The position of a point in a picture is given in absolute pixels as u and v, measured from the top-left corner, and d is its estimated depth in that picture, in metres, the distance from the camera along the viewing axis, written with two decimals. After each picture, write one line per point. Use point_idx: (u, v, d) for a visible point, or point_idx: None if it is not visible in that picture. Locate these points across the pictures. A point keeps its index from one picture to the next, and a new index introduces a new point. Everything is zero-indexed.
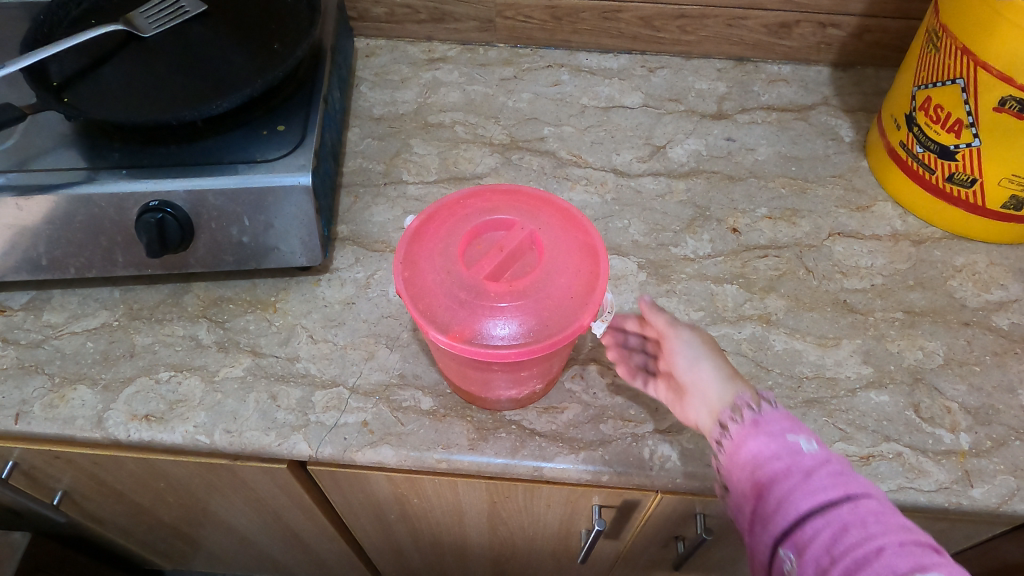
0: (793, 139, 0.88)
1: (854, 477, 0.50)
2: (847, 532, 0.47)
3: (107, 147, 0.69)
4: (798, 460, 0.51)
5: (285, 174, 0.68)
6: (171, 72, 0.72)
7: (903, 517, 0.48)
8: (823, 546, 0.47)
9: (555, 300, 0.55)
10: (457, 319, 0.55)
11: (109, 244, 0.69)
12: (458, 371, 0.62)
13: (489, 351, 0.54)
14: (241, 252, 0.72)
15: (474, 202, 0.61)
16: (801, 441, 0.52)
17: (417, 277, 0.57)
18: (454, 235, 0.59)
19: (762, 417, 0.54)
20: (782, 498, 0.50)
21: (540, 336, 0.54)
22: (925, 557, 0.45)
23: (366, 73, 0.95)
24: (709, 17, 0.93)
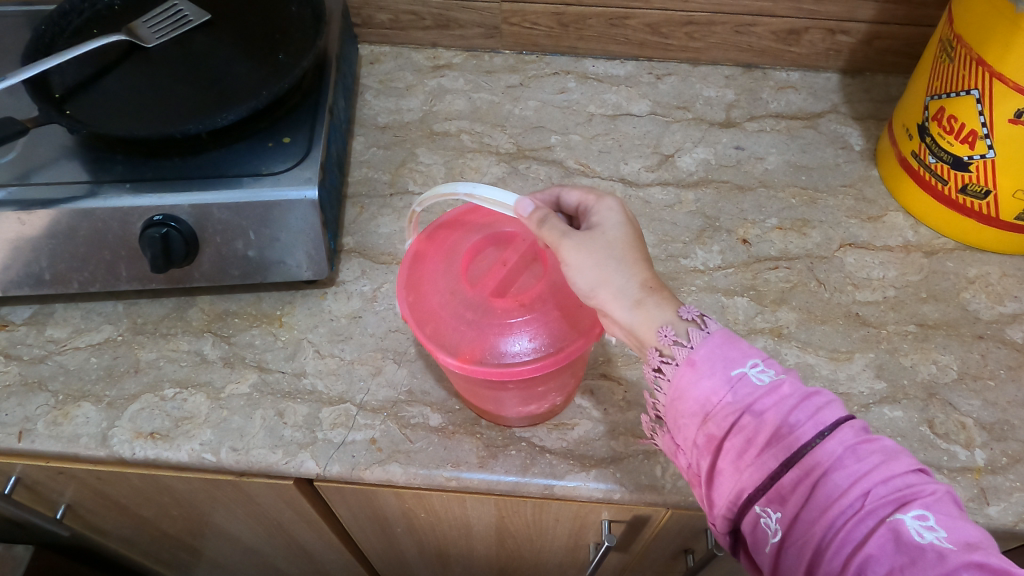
0: (802, 148, 0.88)
1: (815, 405, 0.48)
2: (826, 476, 0.45)
3: (110, 160, 0.68)
4: (749, 400, 0.48)
5: (291, 187, 0.67)
6: (175, 83, 0.71)
7: (874, 441, 0.47)
8: (801, 498, 0.46)
9: (563, 314, 0.56)
10: (467, 341, 0.55)
11: (113, 258, 0.68)
12: (470, 392, 0.63)
13: (501, 372, 0.54)
14: (247, 266, 0.71)
15: (472, 216, 0.62)
16: (755, 376, 0.49)
17: (423, 299, 0.57)
18: (456, 254, 0.60)
19: (703, 352, 0.51)
20: (748, 452, 0.48)
21: (551, 353, 0.55)
22: (905, 487, 0.44)
23: (370, 81, 0.94)
24: (718, 24, 0.92)
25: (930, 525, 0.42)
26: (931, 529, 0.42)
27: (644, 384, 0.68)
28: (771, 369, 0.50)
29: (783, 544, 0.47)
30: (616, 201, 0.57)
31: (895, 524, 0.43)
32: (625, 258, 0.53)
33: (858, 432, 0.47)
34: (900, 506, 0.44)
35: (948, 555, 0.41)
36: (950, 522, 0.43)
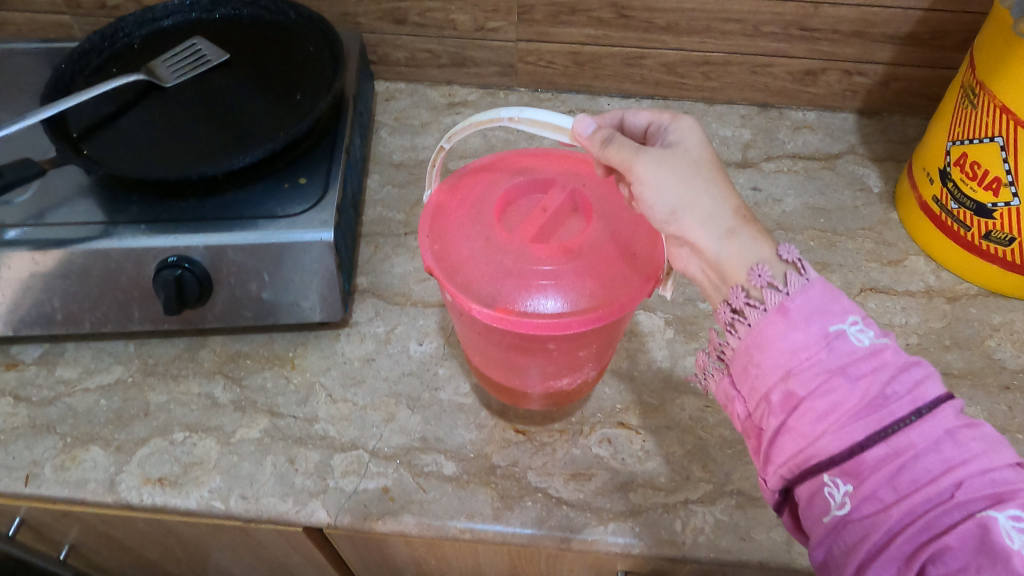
0: (820, 190, 0.87)
1: (915, 379, 0.45)
2: (917, 458, 0.42)
3: (125, 201, 0.68)
4: (847, 360, 0.45)
5: (306, 229, 0.66)
6: (193, 124, 0.71)
7: (975, 429, 0.44)
8: (886, 475, 0.43)
9: (600, 264, 0.54)
10: (500, 291, 0.53)
11: (125, 299, 0.68)
12: (498, 359, 0.61)
13: (536, 325, 0.52)
14: (260, 307, 0.70)
15: (501, 170, 0.61)
16: (853, 337, 0.45)
17: (450, 251, 0.56)
18: (486, 205, 0.58)
19: (795, 304, 0.47)
20: (834, 415, 0.44)
21: (590, 306, 0.52)
22: (1006, 485, 0.41)
23: (385, 118, 0.95)
24: (734, 65, 0.92)
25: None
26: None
27: (663, 433, 0.66)
28: (871, 330, 0.46)
29: (848, 517, 0.44)
30: (693, 120, 0.55)
31: (984, 519, 0.40)
32: (713, 180, 0.51)
33: (956, 415, 0.44)
34: (996, 503, 0.41)
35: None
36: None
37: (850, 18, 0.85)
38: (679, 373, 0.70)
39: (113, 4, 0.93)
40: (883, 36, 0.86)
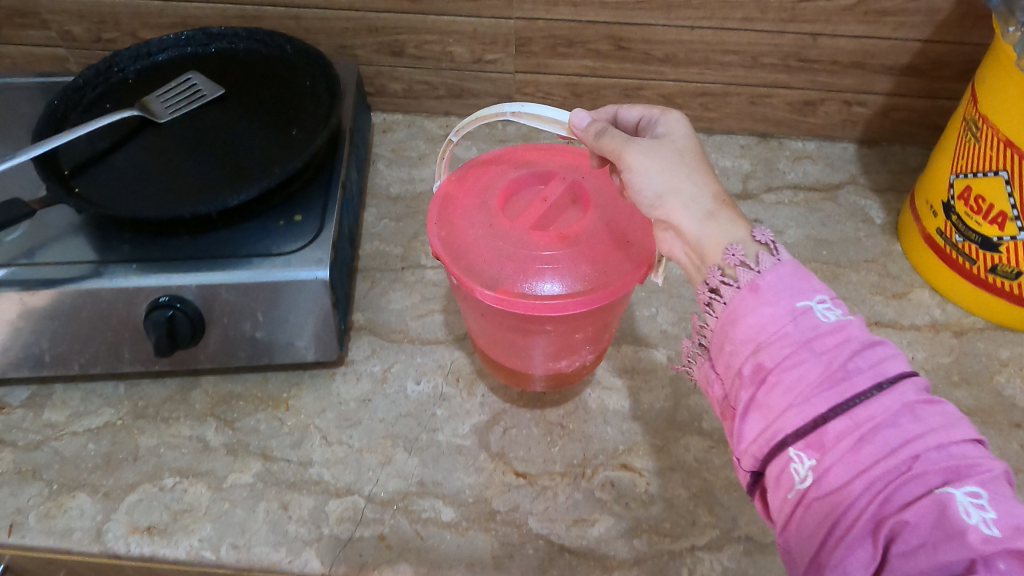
0: (822, 221, 0.86)
1: (879, 356, 0.43)
2: (877, 431, 0.40)
3: (117, 239, 0.67)
4: (812, 334, 0.44)
5: (301, 268, 0.65)
6: (187, 160, 0.70)
7: (936, 406, 0.42)
8: (847, 449, 0.41)
9: (597, 249, 0.58)
10: (501, 272, 0.57)
11: (116, 340, 0.66)
12: (499, 340, 0.65)
13: (535, 304, 0.55)
14: (254, 347, 0.68)
15: (507, 163, 0.65)
16: (817, 311, 0.44)
17: (456, 236, 0.60)
18: (490, 194, 0.62)
19: (764, 282, 0.46)
20: (799, 388, 0.43)
21: (585, 288, 0.56)
22: (966, 462, 0.39)
23: (382, 150, 0.94)
24: (732, 95, 0.92)
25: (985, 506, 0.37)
26: (985, 508, 0.37)
27: (667, 475, 0.64)
28: (839, 308, 0.45)
29: (810, 495, 0.42)
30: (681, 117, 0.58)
31: (941, 496, 0.38)
32: (696, 169, 0.53)
33: (920, 392, 0.42)
34: (953, 478, 0.38)
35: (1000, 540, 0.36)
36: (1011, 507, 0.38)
37: (849, 49, 0.84)
38: (682, 412, 0.69)
39: (109, 37, 0.92)
40: (883, 67, 0.86)
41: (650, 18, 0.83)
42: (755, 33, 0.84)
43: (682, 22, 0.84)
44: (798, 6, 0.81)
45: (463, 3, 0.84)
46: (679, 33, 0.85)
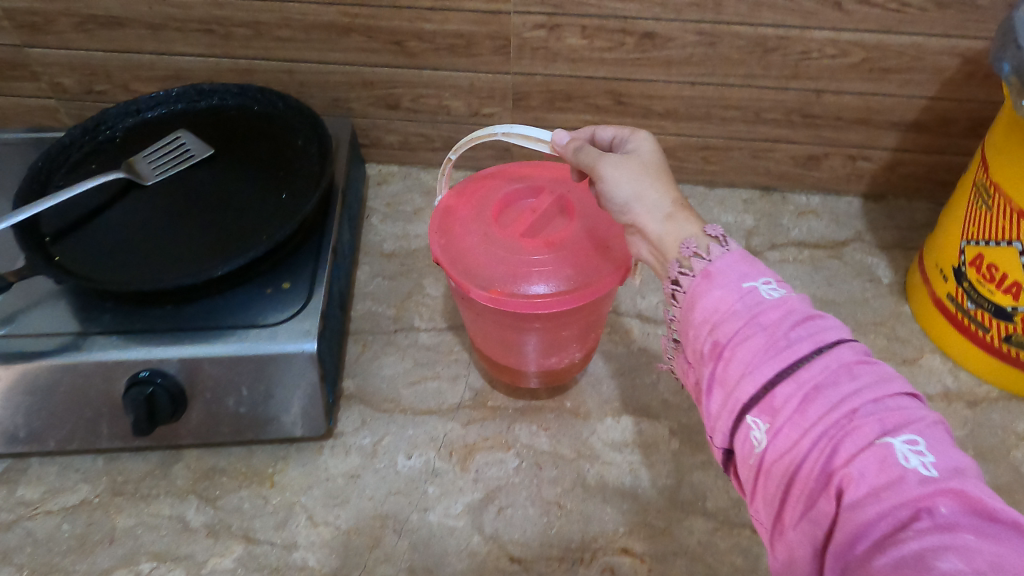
0: (828, 280, 0.84)
1: (818, 324, 0.42)
2: (818, 391, 0.39)
3: (99, 309, 0.65)
4: (758, 311, 0.43)
5: (288, 341, 0.63)
6: (171, 225, 0.68)
7: (872, 365, 0.41)
8: (795, 411, 0.39)
9: (584, 254, 0.61)
10: (496, 273, 0.60)
11: (94, 415, 0.63)
12: (494, 337, 0.68)
13: (527, 302, 0.59)
14: (238, 423, 0.65)
15: (502, 177, 0.69)
16: (761, 289, 0.43)
17: (453, 242, 0.63)
18: (487, 204, 0.65)
19: (718, 268, 0.45)
20: (750, 364, 0.41)
21: (574, 287, 0.59)
22: (903, 414, 0.38)
23: (377, 204, 0.92)
24: (735, 150, 0.90)
25: (921, 455, 0.36)
26: (920, 455, 0.36)
27: (670, 561, 0.61)
28: (783, 286, 0.44)
29: (766, 460, 0.40)
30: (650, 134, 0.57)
31: (882, 447, 0.36)
32: (658, 179, 0.53)
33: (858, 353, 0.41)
34: (890, 429, 0.37)
35: (937, 485, 0.35)
36: (945, 453, 0.37)
37: (854, 105, 0.83)
38: (685, 490, 0.66)
39: (100, 89, 0.91)
40: (888, 123, 0.84)
41: (650, 74, 0.82)
42: (758, 89, 0.82)
43: (683, 78, 0.82)
44: (801, 63, 0.79)
45: (459, 58, 0.82)
46: (680, 89, 0.83)
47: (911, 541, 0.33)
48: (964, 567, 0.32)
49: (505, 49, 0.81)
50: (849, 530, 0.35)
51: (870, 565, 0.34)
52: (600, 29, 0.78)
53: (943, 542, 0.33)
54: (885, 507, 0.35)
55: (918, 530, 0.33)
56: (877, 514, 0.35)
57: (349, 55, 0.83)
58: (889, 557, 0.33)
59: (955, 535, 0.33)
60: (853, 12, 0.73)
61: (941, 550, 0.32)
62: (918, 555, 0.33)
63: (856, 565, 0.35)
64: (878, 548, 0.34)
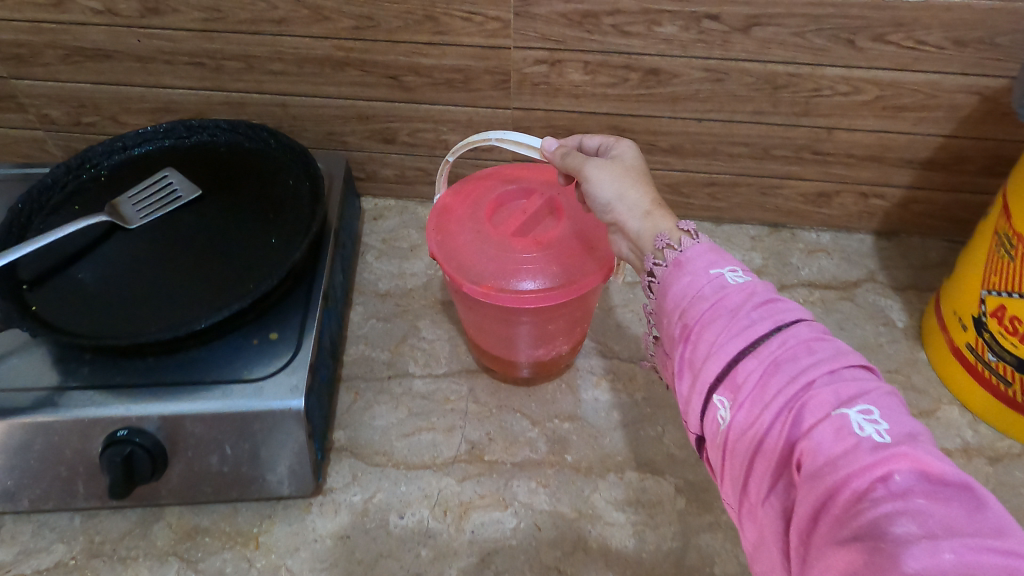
0: (839, 324, 0.80)
1: (780, 306, 0.43)
2: (777, 366, 0.40)
3: (77, 362, 0.62)
4: (723, 295, 0.44)
5: (273, 397, 0.60)
6: (154, 270, 0.65)
7: (830, 342, 0.41)
8: (757, 387, 0.40)
9: (570, 254, 0.63)
10: (487, 269, 0.62)
11: (69, 474, 0.60)
12: (487, 331, 0.70)
13: (516, 297, 0.61)
14: (221, 482, 0.62)
15: (496, 179, 0.71)
16: (726, 275, 0.45)
17: (449, 241, 0.65)
18: (481, 204, 0.68)
19: (688, 257, 0.48)
20: (715, 346, 0.43)
21: (560, 284, 0.61)
22: (859, 386, 0.38)
23: (372, 239, 0.89)
24: (742, 186, 0.87)
25: (876, 424, 0.35)
26: (873, 422, 0.35)
27: None
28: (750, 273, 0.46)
29: (733, 437, 0.41)
30: (634, 147, 0.61)
31: (834, 417, 0.36)
32: (640, 183, 0.56)
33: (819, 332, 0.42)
34: (845, 399, 0.37)
35: (890, 450, 0.34)
36: (901, 421, 0.36)
37: (866, 142, 0.80)
38: (692, 554, 0.62)
39: (88, 121, 0.88)
40: (902, 160, 0.81)
41: (655, 110, 0.79)
42: (767, 126, 0.79)
43: (689, 114, 0.79)
44: (812, 100, 0.76)
45: (457, 93, 0.80)
46: (686, 124, 0.80)
47: (864, 507, 0.32)
48: (917, 531, 0.30)
49: (504, 84, 0.78)
50: (808, 500, 0.35)
51: (826, 535, 0.33)
52: (603, 65, 0.75)
53: (896, 507, 0.31)
54: (840, 475, 0.34)
55: (870, 495, 0.32)
56: (832, 483, 0.34)
57: (343, 89, 0.81)
58: (844, 524, 0.32)
59: (908, 500, 0.32)
60: (866, 49, 0.70)
61: (893, 514, 0.31)
62: (871, 521, 0.31)
63: (814, 536, 0.34)
64: (833, 518, 0.33)
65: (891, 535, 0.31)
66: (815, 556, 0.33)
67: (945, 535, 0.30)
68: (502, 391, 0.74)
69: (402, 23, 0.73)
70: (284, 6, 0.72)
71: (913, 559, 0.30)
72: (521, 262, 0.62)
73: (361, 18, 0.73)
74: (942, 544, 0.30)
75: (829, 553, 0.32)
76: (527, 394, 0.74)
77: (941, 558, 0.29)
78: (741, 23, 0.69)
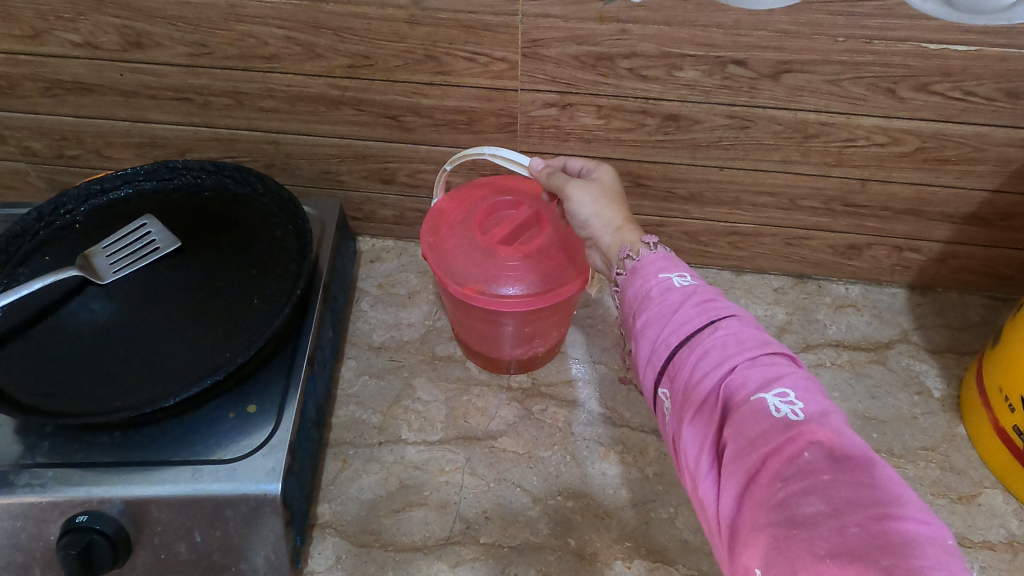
0: (870, 392, 0.74)
1: (717, 305, 0.43)
2: (707, 356, 0.40)
3: (39, 434, 0.57)
4: (666, 297, 0.45)
5: (246, 481, 0.54)
6: (124, 332, 0.60)
7: (760, 334, 0.41)
8: (692, 379, 0.40)
9: (554, 266, 0.62)
10: (471, 272, 0.61)
11: (24, 560, 0.54)
12: (473, 330, 0.70)
13: (497, 302, 0.60)
14: (190, 570, 0.56)
15: (490, 184, 0.69)
16: (671, 277, 0.46)
17: (438, 243, 0.64)
18: (473, 210, 0.66)
19: (641, 263, 0.48)
20: (660, 347, 0.43)
21: (543, 290, 0.61)
22: (779, 370, 0.38)
23: (368, 284, 0.84)
24: (766, 236, 0.81)
25: (791, 404, 0.35)
26: (787, 403, 0.35)
27: None
28: (695, 277, 0.46)
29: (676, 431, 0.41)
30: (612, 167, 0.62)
31: (752, 402, 0.36)
32: (614, 199, 0.57)
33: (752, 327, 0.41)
34: (765, 383, 0.37)
35: (800, 430, 0.33)
36: (816, 401, 0.35)
37: (904, 196, 0.73)
38: None
39: (71, 154, 0.82)
40: (942, 215, 0.75)
41: (673, 157, 0.73)
42: (796, 175, 0.73)
43: (711, 162, 0.73)
44: (845, 150, 0.69)
45: (460, 134, 0.74)
46: (707, 172, 0.74)
47: (777, 487, 0.32)
48: (825, 509, 0.30)
49: (511, 127, 0.72)
50: (732, 485, 0.34)
51: (748, 520, 0.32)
52: (618, 109, 0.69)
53: (803, 486, 0.31)
54: (757, 460, 0.34)
55: (781, 474, 0.32)
56: (751, 468, 0.34)
57: (339, 129, 0.75)
58: (762, 509, 0.32)
59: (815, 476, 0.31)
60: (908, 100, 0.64)
61: (803, 493, 0.31)
62: (784, 502, 0.31)
63: (738, 522, 0.33)
64: (752, 503, 0.33)
65: (801, 515, 0.30)
66: (742, 544, 0.32)
67: (851, 511, 0.29)
68: (501, 463, 0.68)
69: (401, 62, 0.67)
70: (274, 42, 0.67)
71: (822, 538, 0.29)
72: (505, 270, 0.61)
73: (357, 56, 0.67)
74: (850, 521, 0.29)
75: (752, 541, 0.31)
76: (528, 466, 0.68)
77: (847, 533, 0.28)
78: (770, 69, 0.63)
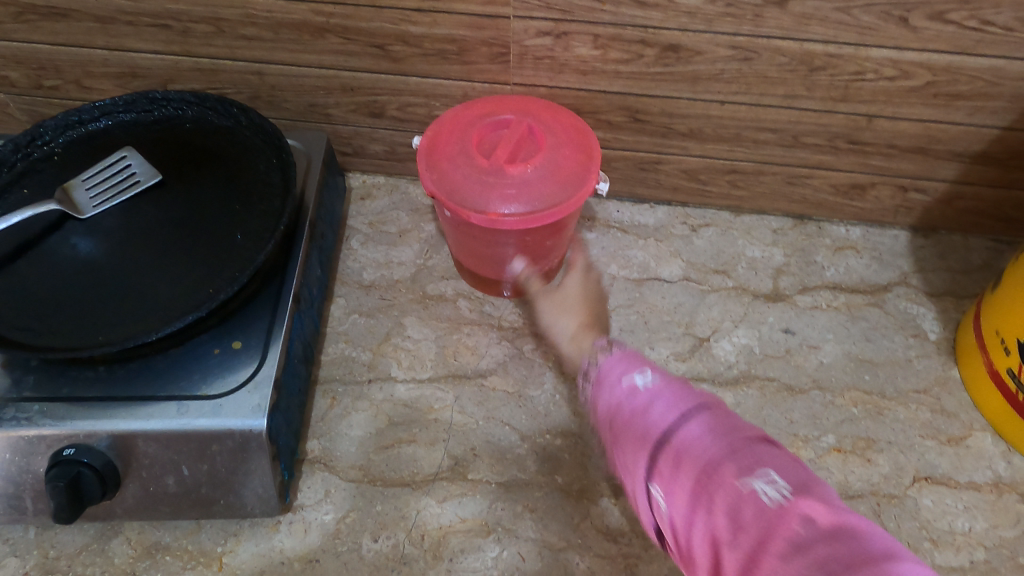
0: (866, 334, 0.74)
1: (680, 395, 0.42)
2: (686, 454, 0.40)
3: (23, 369, 0.56)
4: (632, 399, 0.43)
5: (232, 417, 0.54)
6: (107, 267, 0.59)
7: (724, 416, 0.41)
8: (678, 477, 0.39)
9: (566, 173, 0.61)
10: (488, 198, 0.59)
11: (16, 491, 0.55)
12: (475, 252, 0.70)
13: (522, 221, 0.59)
14: (180, 502, 0.57)
15: (472, 109, 0.66)
16: (633, 379, 0.44)
17: (444, 177, 0.61)
18: (468, 136, 0.63)
19: (603, 371, 0.46)
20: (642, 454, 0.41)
21: (563, 200, 0.60)
22: (754, 450, 0.38)
23: (359, 222, 0.82)
24: (767, 175, 0.79)
25: (774, 483, 0.36)
26: (773, 484, 0.36)
27: None
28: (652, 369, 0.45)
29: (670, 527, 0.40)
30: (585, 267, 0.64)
31: (739, 494, 0.36)
32: (580, 308, 0.60)
33: (715, 411, 0.41)
34: (744, 467, 0.37)
35: (792, 514, 0.35)
36: (794, 473, 0.37)
37: (911, 133, 0.70)
38: None
39: (50, 84, 0.79)
40: (950, 154, 0.72)
41: (673, 90, 0.70)
42: (799, 111, 0.70)
43: (711, 96, 0.70)
44: (852, 85, 0.66)
45: (451, 65, 0.71)
46: (707, 107, 0.71)
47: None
48: None
49: (504, 57, 0.69)
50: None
51: None
52: (616, 39, 0.65)
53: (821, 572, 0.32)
54: (762, 554, 0.34)
55: (787, 562, 0.33)
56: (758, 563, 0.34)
57: (325, 58, 0.72)
58: None
59: (824, 559, 0.32)
60: (921, 29, 0.60)
61: None
62: None
63: None
64: None
65: None
66: None
67: None
68: (490, 401, 0.68)
69: None
70: None
71: None
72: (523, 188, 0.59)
73: None
74: None
75: None
76: (517, 404, 0.68)
77: None
78: None
